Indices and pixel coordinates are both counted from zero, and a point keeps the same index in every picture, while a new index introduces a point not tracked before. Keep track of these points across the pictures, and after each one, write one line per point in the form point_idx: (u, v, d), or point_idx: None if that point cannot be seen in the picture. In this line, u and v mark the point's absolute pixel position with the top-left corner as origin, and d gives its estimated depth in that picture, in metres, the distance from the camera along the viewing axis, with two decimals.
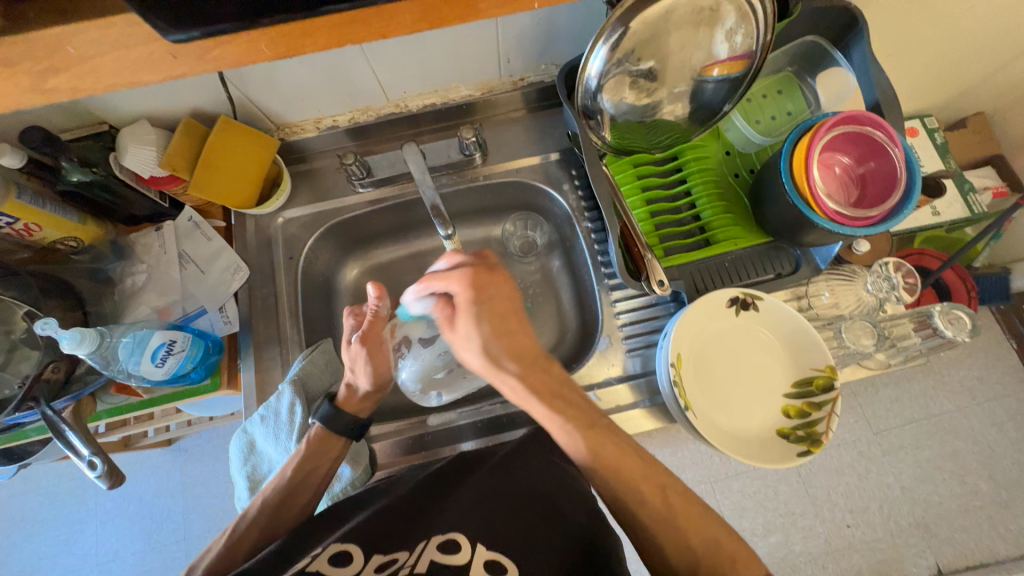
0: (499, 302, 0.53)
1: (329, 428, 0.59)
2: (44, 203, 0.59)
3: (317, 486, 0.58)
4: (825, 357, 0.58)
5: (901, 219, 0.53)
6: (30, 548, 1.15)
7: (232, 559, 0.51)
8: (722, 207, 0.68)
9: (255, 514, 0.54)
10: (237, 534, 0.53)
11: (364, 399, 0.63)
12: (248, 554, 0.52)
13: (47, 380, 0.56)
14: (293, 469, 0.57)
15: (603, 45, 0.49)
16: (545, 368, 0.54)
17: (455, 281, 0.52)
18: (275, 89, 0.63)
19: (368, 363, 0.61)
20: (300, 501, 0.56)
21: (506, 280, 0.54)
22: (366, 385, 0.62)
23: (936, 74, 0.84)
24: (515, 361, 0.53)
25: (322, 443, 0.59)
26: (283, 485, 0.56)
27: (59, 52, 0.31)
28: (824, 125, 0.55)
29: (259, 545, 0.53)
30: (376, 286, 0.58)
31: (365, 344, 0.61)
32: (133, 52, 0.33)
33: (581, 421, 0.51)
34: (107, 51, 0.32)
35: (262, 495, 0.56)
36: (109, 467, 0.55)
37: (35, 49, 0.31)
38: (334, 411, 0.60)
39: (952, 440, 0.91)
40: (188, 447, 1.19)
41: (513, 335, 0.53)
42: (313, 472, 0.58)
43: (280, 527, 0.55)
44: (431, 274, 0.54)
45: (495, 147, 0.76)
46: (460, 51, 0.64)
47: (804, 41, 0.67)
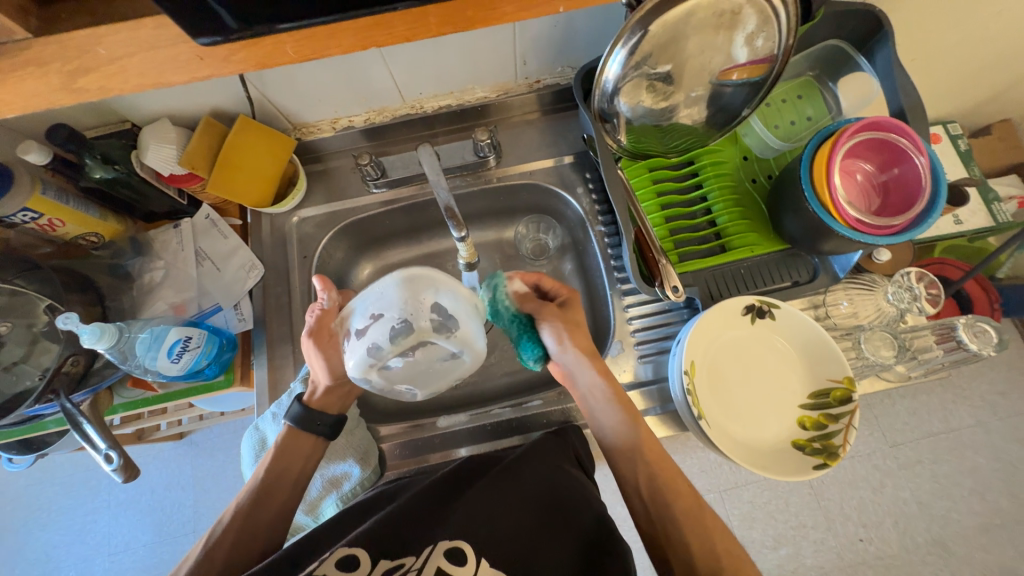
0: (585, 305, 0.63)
1: (300, 425, 0.57)
2: (68, 199, 0.60)
3: (293, 486, 0.57)
4: (843, 369, 0.57)
5: (925, 228, 0.51)
6: (45, 536, 1.17)
7: (210, 565, 0.50)
8: (739, 213, 0.67)
9: (229, 520, 0.53)
10: (214, 539, 0.52)
11: (328, 394, 0.60)
12: (225, 561, 0.50)
13: (66, 373, 0.58)
14: (268, 468, 0.56)
15: (621, 48, 0.49)
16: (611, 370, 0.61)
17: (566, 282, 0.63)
18: (294, 90, 0.64)
19: (320, 355, 0.58)
20: (277, 503, 0.55)
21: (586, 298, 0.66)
22: (325, 380, 0.59)
23: (961, 79, 0.81)
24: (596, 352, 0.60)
25: (294, 441, 0.58)
26: (258, 485, 0.55)
27: (89, 52, 0.32)
28: (847, 130, 0.54)
29: (237, 552, 0.51)
30: (320, 280, 0.59)
31: (314, 337, 0.59)
32: (161, 53, 0.33)
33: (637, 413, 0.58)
34: (135, 52, 0.32)
35: (236, 500, 0.54)
36: (125, 461, 0.55)
37: (67, 50, 0.32)
38: (304, 410, 0.58)
39: (971, 455, 0.88)
40: (199, 441, 1.20)
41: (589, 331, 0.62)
42: (288, 470, 0.57)
43: (257, 533, 0.53)
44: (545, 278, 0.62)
45: (509, 149, 0.76)
46: (477, 53, 0.64)
47: (825, 45, 0.66)
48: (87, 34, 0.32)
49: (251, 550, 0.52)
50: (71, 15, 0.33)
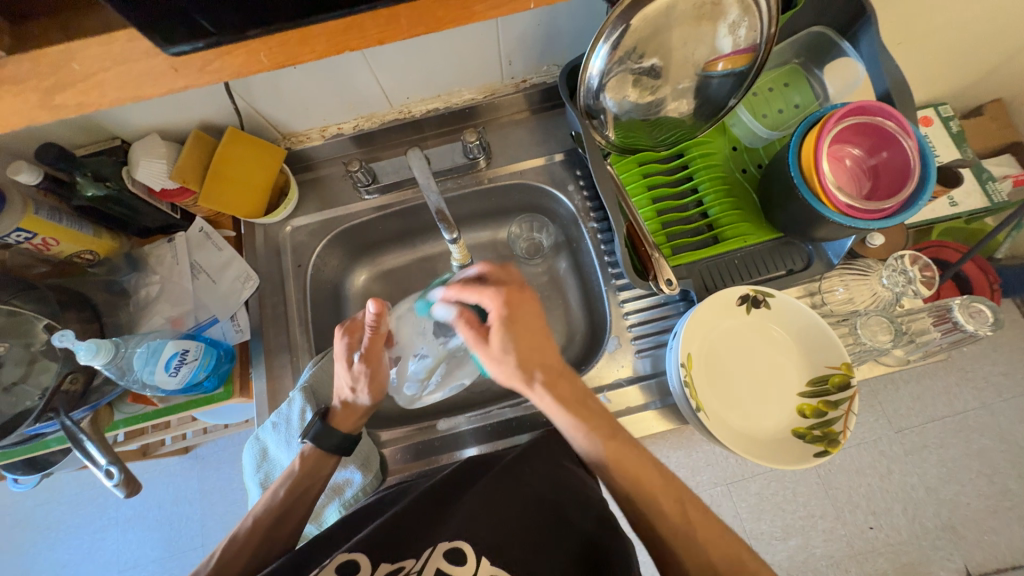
0: (523, 326, 0.54)
1: (324, 445, 0.58)
2: (61, 217, 0.60)
3: (310, 504, 0.57)
4: (840, 355, 0.57)
5: (916, 210, 0.51)
6: (55, 556, 1.17)
7: (227, 575, 0.51)
8: (730, 204, 0.67)
9: (247, 533, 0.53)
10: (226, 556, 0.52)
11: (356, 415, 0.60)
12: (243, 572, 0.52)
13: (65, 391, 0.58)
14: (288, 486, 0.56)
15: (604, 43, 0.49)
16: (570, 381, 0.54)
17: (489, 293, 0.54)
18: (281, 98, 0.64)
19: (369, 382, 0.59)
20: (294, 519, 0.56)
21: (535, 301, 0.56)
22: (366, 401, 0.60)
23: (949, 62, 0.82)
24: (542, 371, 0.54)
25: (319, 462, 0.58)
26: (277, 506, 0.55)
27: (64, 68, 0.32)
28: (832, 117, 0.54)
29: (254, 562, 0.52)
30: (377, 304, 0.55)
31: (368, 363, 0.58)
32: (135, 66, 0.33)
33: (603, 429, 0.52)
34: (109, 66, 0.32)
35: (254, 513, 0.55)
36: (126, 475, 0.56)
37: (42, 66, 0.32)
38: (326, 427, 0.58)
39: (978, 438, 0.88)
40: (204, 455, 1.20)
41: (541, 348, 0.54)
42: (308, 489, 0.57)
43: (273, 545, 0.54)
44: (467, 284, 0.55)
45: (499, 150, 0.76)
46: (461, 53, 0.64)
47: (809, 32, 0.66)
48: (59, 48, 0.32)
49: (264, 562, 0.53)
50: (45, 32, 0.33)
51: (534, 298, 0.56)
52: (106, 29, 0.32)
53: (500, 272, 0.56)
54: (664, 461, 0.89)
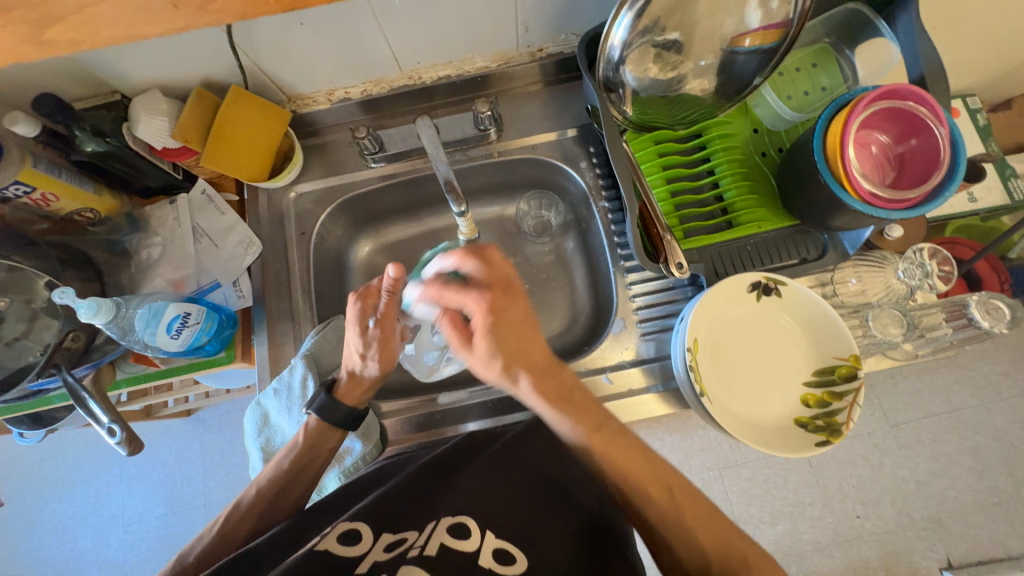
0: (510, 329, 0.51)
1: (327, 416, 0.57)
2: (60, 172, 0.59)
3: (315, 474, 0.58)
4: (849, 346, 0.56)
5: (941, 201, 0.49)
6: (60, 508, 1.20)
7: (228, 544, 0.51)
8: (747, 188, 0.65)
9: (249, 502, 0.54)
10: (230, 523, 0.52)
11: (364, 388, 0.60)
12: (244, 539, 0.52)
13: (67, 348, 0.58)
14: (292, 459, 0.56)
15: (628, 11, 0.48)
16: (557, 376, 0.52)
17: (470, 297, 0.51)
18: (287, 57, 0.62)
19: (382, 350, 0.59)
20: (296, 492, 0.57)
21: (521, 302, 0.53)
22: (374, 372, 0.59)
23: (984, 48, 0.78)
24: (525, 372, 0.51)
25: (322, 433, 0.58)
26: (280, 476, 0.55)
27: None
28: (864, 99, 0.51)
29: (257, 527, 0.53)
30: (396, 269, 0.54)
31: (382, 330, 0.59)
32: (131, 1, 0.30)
33: (588, 423, 0.50)
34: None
35: (256, 484, 0.56)
36: (128, 434, 0.56)
37: None
38: (331, 400, 0.58)
39: (973, 435, 0.88)
40: (206, 418, 1.22)
41: (525, 346, 0.52)
42: (310, 463, 0.57)
43: (275, 514, 0.55)
44: (445, 286, 0.52)
45: (511, 122, 0.74)
46: (476, 15, 0.61)
47: (843, 8, 0.63)
48: None
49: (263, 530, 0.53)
50: None
51: (522, 293, 0.53)
52: None
53: (482, 267, 0.52)
54: (660, 444, 0.89)
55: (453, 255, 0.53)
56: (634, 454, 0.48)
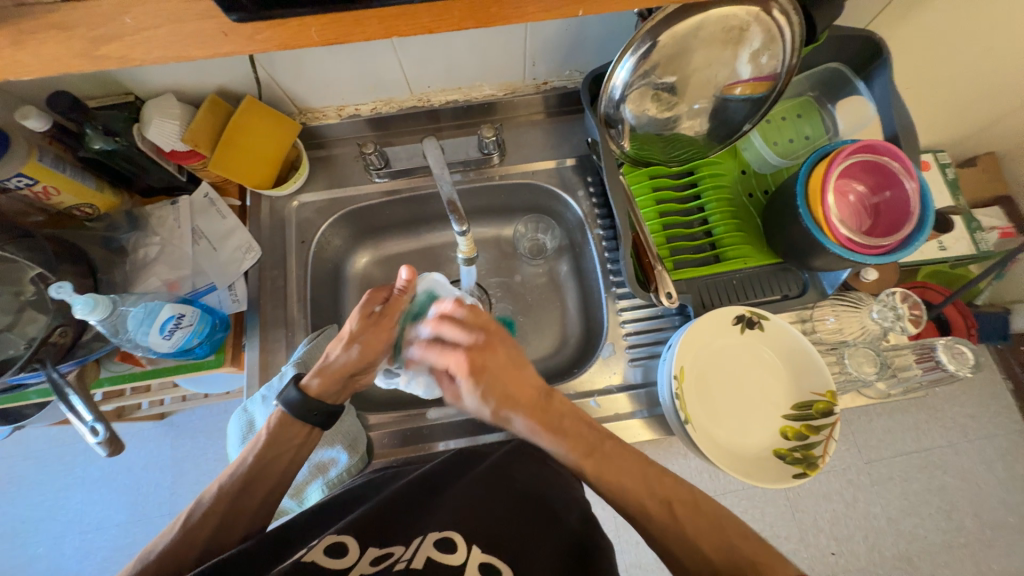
0: (502, 380, 0.53)
1: (296, 412, 0.54)
2: (65, 167, 0.60)
3: (284, 470, 0.54)
4: (826, 382, 0.59)
5: (911, 250, 0.53)
6: (14, 511, 1.15)
7: (190, 546, 0.47)
8: (734, 225, 0.69)
9: (212, 501, 0.50)
10: (193, 520, 0.48)
11: (336, 382, 0.56)
12: (209, 542, 0.48)
13: (53, 343, 0.56)
14: (257, 453, 0.52)
15: (631, 56, 0.51)
16: (548, 406, 0.53)
17: (451, 358, 0.53)
18: (303, 74, 0.64)
19: (366, 342, 0.56)
20: (265, 488, 0.52)
21: (503, 348, 0.54)
22: (349, 365, 0.55)
23: (951, 110, 0.84)
24: (515, 412, 0.52)
25: (285, 430, 0.54)
26: (243, 472, 0.51)
27: (115, 21, 0.31)
28: (843, 151, 0.55)
29: (222, 529, 0.49)
30: (410, 270, 0.57)
31: (379, 323, 0.57)
32: (186, 26, 0.32)
33: (581, 447, 0.51)
34: (159, 22, 0.32)
35: (219, 481, 0.51)
36: (110, 434, 0.54)
37: (93, 16, 0.31)
38: (300, 396, 0.54)
39: (941, 475, 0.91)
40: (180, 423, 1.19)
41: (513, 388, 0.53)
42: (277, 457, 0.53)
43: (241, 516, 0.50)
44: (426, 347, 0.54)
45: (513, 148, 0.77)
46: (488, 48, 0.65)
47: (826, 67, 0.67)
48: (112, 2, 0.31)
49: (232, 532, 0.50)
50: None
51: (501, 345, 0.54)
52: None
53: (466, 322, 0.55)
54: None
55: (427, 321, 0.55)
56: (627, 466, 0.50)
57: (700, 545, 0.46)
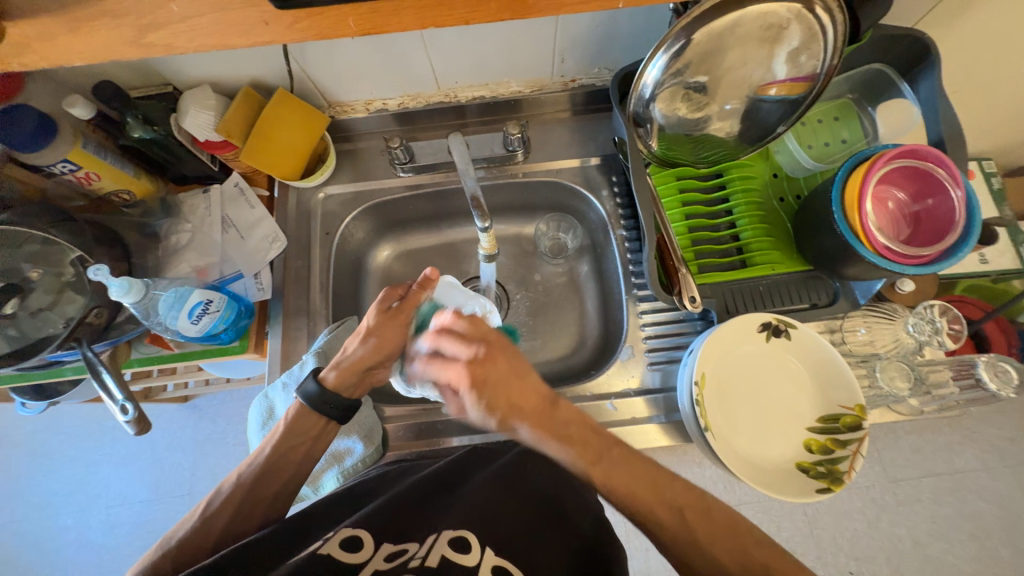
0: (507, 393, 0.50)
1: (313, 404, 0.54)
2: (106, 155, 0.62)
3: (298, 462, 0.54)
4: (856, 396, 0.56)
5: (955, 261, 0.51)
6: (47, 483, 1.20)
7: (208, 533, 0.49)
8: (763, 231, 0.67)
9: (228, 491, 0.51)
10: (212, 507, 0.50)
11: (352, 377, 0.56)
12: (224, 532, 0.49)
13: (89, 324, 0.59)
14: (273, 445, 0.53)
15: (663, 53, 0.50)
16: (553, 415, 0.50)
17: (451, 370, 0.51)
18: (334, 67, 0.65)
19: (382, 336, 0.57)
20: (280, 479, 0.53)
21: (506, 358, 0.51)
22: (365, 359, 0.56)
23: (1001, 116, 0.80)
24: (523, 424, 0.50)
25: (301, 421, 0.54)
26: (260, 463, 0.52)
27: (163, 8, 0.32)
28: (883, 155, 0.53)
29: (237, 520, 0.50)
30: (433, 271, 0.59)
31: (394, 319, 0.58)
32: (230, 15, 0.33)
33: (588, 454, 0.48)
34: (206, 11, 0.32)
35: (237, 472, 0.53)
36: (138, 414, 0.57)
37: (144, 4, 0.32)
38: (318, 389, 0.54)
39: (973, 499, 0.86)
40: (203, 406, 1.23)
41: (514, 396, 0.50)
42: (292, 450, 0.54)
43: (257, 507, 0.51)
44: (427, 359, 0.52)
45: (538, 146, 0.76)
46: (516, 44, 0.65)
47: (868, 68, 0.65)
48: None
49: (247, 524, 0.51)
50: None
51: (508, 355, 0.52)
52: None
53: (468, 329, 0.52)
54: None
55: (426, 337, 0.53)
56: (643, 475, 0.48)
57: (720, 560, 0.44)
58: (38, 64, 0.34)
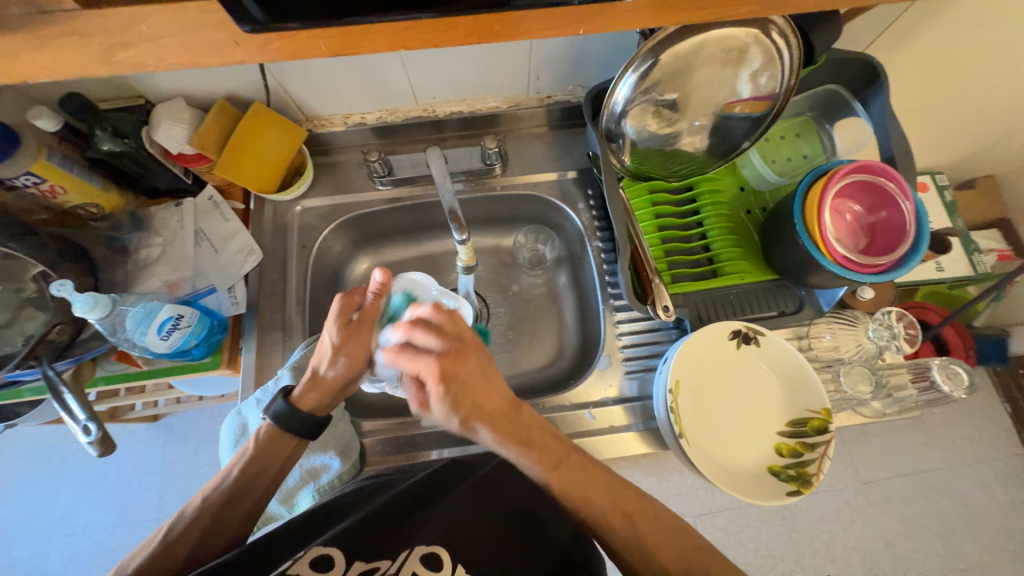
0: (473, 391, 0.50)
1: (282, 426, 0.54)
2: (72, 167, 0.60)
3: (269, 483, 0.53)
4: (821, 400, 0.59)
5: (907, 269, 0.54)
6: (1, 511, 1.13)
7: (169, 559, 0.47)
8: (732, 241, 0.70)
9: (192, 514, 0.49)
10: (174, 533, 0.48)
11: (323, 394, 0.55)
12: (186, 559, 0.47)
13: (51, 341, 0.57)
14: (241, 469, 0.52)
15: (632, 73, 0.52)
16: (515, 418, 0.51)
17: (422, 363, 0.48)
18: (311, 82, 0.65)
19: (349, 353, 0.54)
20: (249, 502, 0.52)
21: (476, 357, 0.51)
22: (335, 377, 0.54)
23: (949, 133, 0.86)
24: (483, 425, 0.50)
25: (274, 442, 0.54)
26: (227, 486, 0.51)
27: (132, 29, 0.32)
28: (838, 171, 0.56)
29: (201, 545, 0.48)
30: (383, 274, 0.52)
31: (357, 333, 0.54)
32: (201, 36, 0.33)
33: (546, 458, 0.50)
34: (175, 32, 0.32)
35: (202, 495, 0.51)
36: (102, 434, 0.54)
37: (112, 23, 0.31)
38: (288, 408, 0.54)
39: (939, 499, 0.90)
40: (173, 425, 1.18)
41: (479, 393, 0.50)
42: (262, 472, 0.53)
43: (223, 531, 0.50)
44: (397, 352, 0.49)
45: (516, 159, 0.78)
46: (492, 62, 0.66)
47: (824, 89, 0.69)
48: (130, 10, 0.31)
49: (212, 550, 0.49)
50: None
51: (477, 355, 0.51)
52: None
53: (443, 329, 0.49)
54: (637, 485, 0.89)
55: (398, 327, 0.49)
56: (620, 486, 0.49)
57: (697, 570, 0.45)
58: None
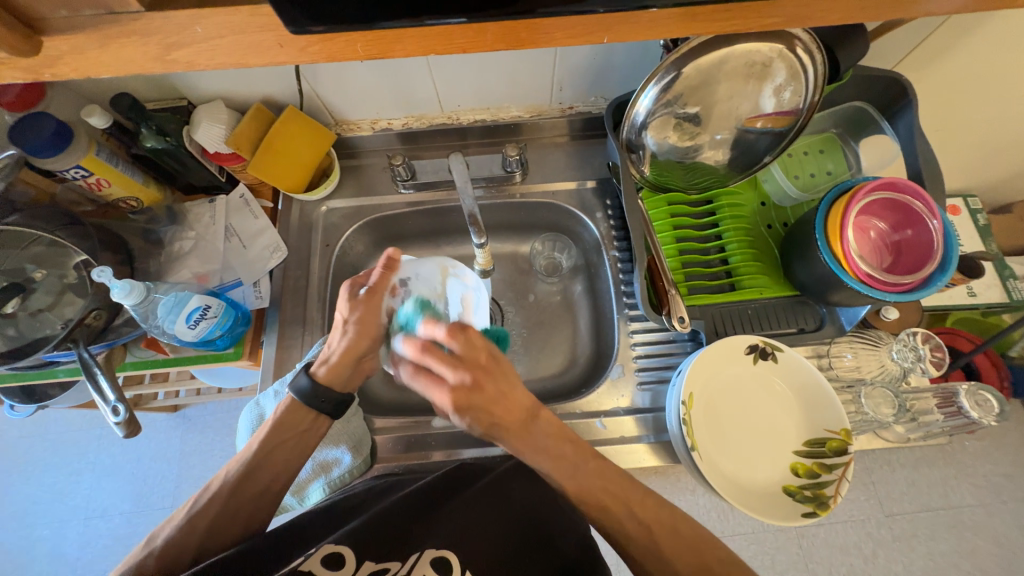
0: (495, 416, 0.47)
1: (305, 400, 0.54)
2: (117, 162, 0.64)
3: (287, 457, 0.54)
4: (841, 420, 0.57)
5: (933, 290, 0.52)
6: (26, 491, 1.18)
7: (192, 531, 0.48)
8: (751, 255, 0.69)
9: (216, 488, 0.51)
10: (199, 506, 0.50)
11: (342, 369, 0.55)
12: (209, 530, 0.49)
13: (87, 325, 0.60)
14: (260, 442, 0.53)
15: (654, 85, 0.53)
16: (534, 430, 0.49)
17: (437, 394, 0.46)
18: (344, 87, 0.68)
19: (360, 326, 0.53)
20: (266, 476, 0.52)
21: (497, 381, 0.47)
22: (349, 352, 0.54)
23: (981, 154, 0.84)
24: (504, 435, 0.48)
25: (292, 414, 0.54)
26: (246, 461, 0.52)
27: (188, 31, 0.34)
28: (863, 187, 0.55)
29: (222, 516, 0.50)
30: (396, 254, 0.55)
31: (366, 307, 0.53)
32: (247, 38, 0.35)
33: (569, 450, 0.49)
34: (225, 34, 0.34)
35: (226, 469, 0.52)
36: (129, 416, 0.56)
37: (168, 27, 0.34)
38: (308, 383, 0.54)
39: (969, 536, 0.86)
40: (192, 417, 1.22)
41: (501, 414, 0.47)
42: (280, 445, 0.53)
43: (245, 505, 0.51)
44: (414, 373, 0.47)
45: (536, 168, 0.79)
46: (516, 71, 0.68)
47: (850, 105, 0.68)
48: (187, 13, 0.34)
49: (230, 526, 0.50)
50: None
51: (500, 375, 0.47)
52: (230, 2, 0.34)
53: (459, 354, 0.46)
54: None
55: (408, 344, 0.46)
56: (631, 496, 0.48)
57: None
58: (67, 76, 0.36)
